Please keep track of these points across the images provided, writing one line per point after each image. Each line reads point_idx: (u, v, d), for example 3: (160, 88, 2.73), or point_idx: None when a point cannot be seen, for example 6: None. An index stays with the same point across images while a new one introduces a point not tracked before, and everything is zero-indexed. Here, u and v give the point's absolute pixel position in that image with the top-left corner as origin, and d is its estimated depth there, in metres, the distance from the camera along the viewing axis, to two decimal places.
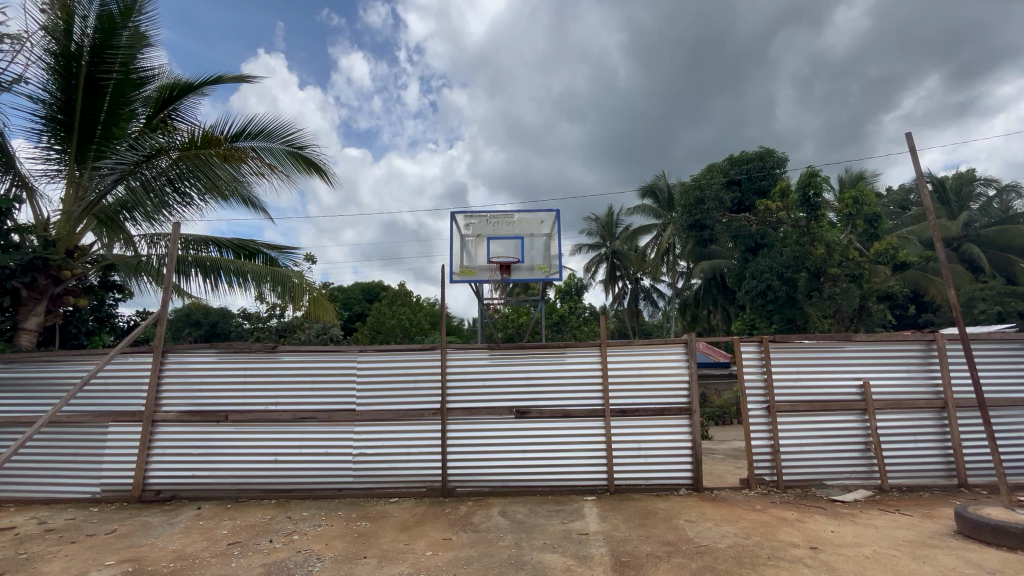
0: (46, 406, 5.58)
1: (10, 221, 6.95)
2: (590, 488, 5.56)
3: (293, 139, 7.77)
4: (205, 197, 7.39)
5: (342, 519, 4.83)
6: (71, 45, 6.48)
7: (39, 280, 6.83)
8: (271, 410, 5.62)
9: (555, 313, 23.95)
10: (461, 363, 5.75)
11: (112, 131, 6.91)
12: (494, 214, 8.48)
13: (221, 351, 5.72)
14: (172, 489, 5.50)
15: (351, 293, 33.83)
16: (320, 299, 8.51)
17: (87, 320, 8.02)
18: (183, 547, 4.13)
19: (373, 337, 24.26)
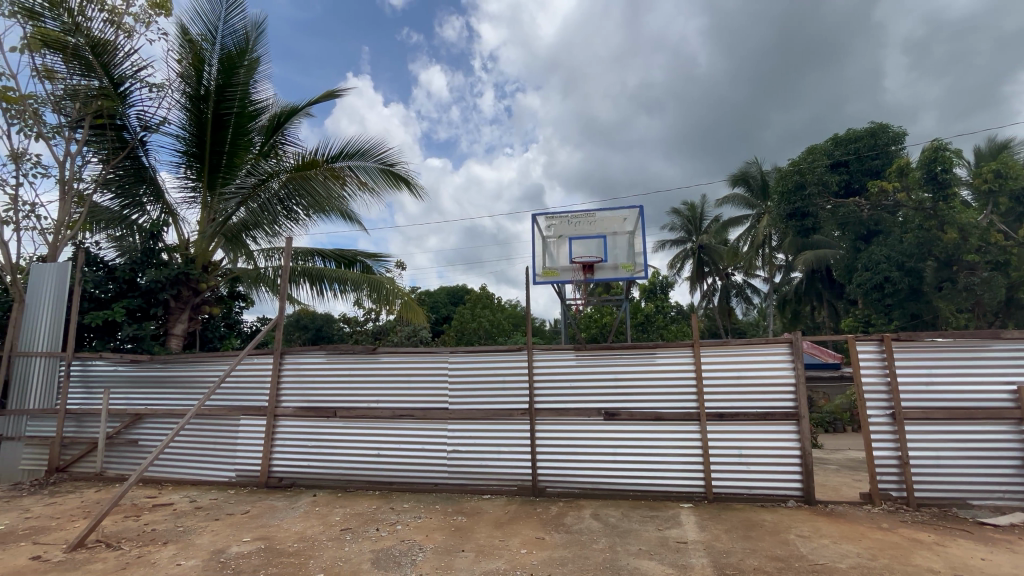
0: (192, 401, 6.47)
1: (161, 242, 8.21)
2: (686, 496, 5.32)
3: (385, 157, 8.39)
4: (312, 213, 8.22)
5: (440, 512, 5.06)
6: (201, 88, 7.47)
7: (183, 292, 8.04)
8: (373, 408, 6.05)
9: (640, 312, 23.21)
10: (548, 364, 5.78)
11: (235, 159, 7.82)
12: (576, 214, 8.41)
13: (329, 353, 6.25)
14: (292, 478, 6.11)
15: (438, 297, 35.43)
16: (412, 303, 9.02)
17: (220, 326, 9.24)
18: (304, 530, 4.57)
19: (459, 338, 25.17)
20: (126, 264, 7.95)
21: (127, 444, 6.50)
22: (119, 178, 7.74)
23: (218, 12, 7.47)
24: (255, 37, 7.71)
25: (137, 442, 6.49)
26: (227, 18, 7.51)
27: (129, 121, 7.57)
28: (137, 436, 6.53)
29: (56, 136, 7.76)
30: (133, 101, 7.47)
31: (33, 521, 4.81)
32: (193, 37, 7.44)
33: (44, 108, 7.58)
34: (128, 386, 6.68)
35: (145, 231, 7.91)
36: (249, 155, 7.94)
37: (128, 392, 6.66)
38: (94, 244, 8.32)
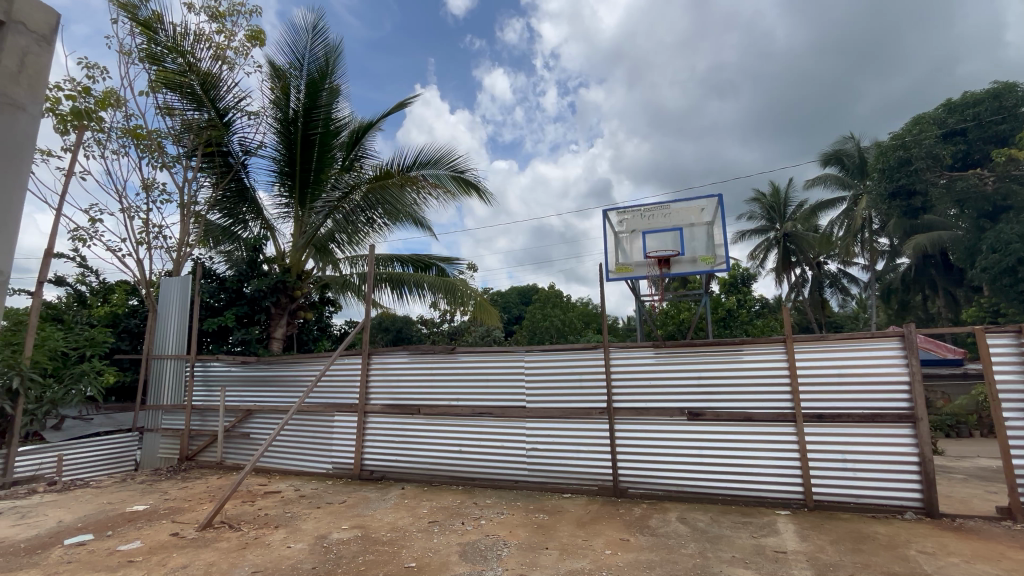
0: (293, 398, 7.08)
1: (262, 254, 9.10)
2: (782, 502, 4.95)
3: (455, 164, 8.71)
4: (390, 221, 8.80)
5: (522, 509, 5.13)
6: (290, 111, 8.15)
7: (282, 299, 8.84)
8: (454, 405, 6.26)
9: (721, 307, 21.94)
10: (627, 362, 5.64)
11: (321, 175, 8.40)
12: (648, 207, 8.12)
13: (411, 353, 6.56)
14: (382, 471, 6.48)
15: (510, 297, 35.91)
16: (485, 304, 9.25)
17: (313, 330, 10.03)
18: (395, 520, 4.83)
19: (531, 337, 25.32)
20: (235, 275, 9.00)
21: (241, 436, 7.26)
22: (227, 198, 8.62)
23: (303, 42, 8.15)
24: (335, 60, 8.28)
25: (249, 434, 7.23)
26: (311, 47, 8.17)
27: (233, 147, 8.43)
28: (249, 430, 7.27)
29: (176, 165, 8.85)
30: (236, 129, 8.33)
31: (170, 502, 5.52)
32: (283, 67, 8.15)
33: (166, 141, 8.67)
34: (240, 385, 7.44)
35: (249, 245, 8.87)
36: (333, 171, 8.55)
37: (240, 390, 7.42)
38: (208, 258, 9.37)
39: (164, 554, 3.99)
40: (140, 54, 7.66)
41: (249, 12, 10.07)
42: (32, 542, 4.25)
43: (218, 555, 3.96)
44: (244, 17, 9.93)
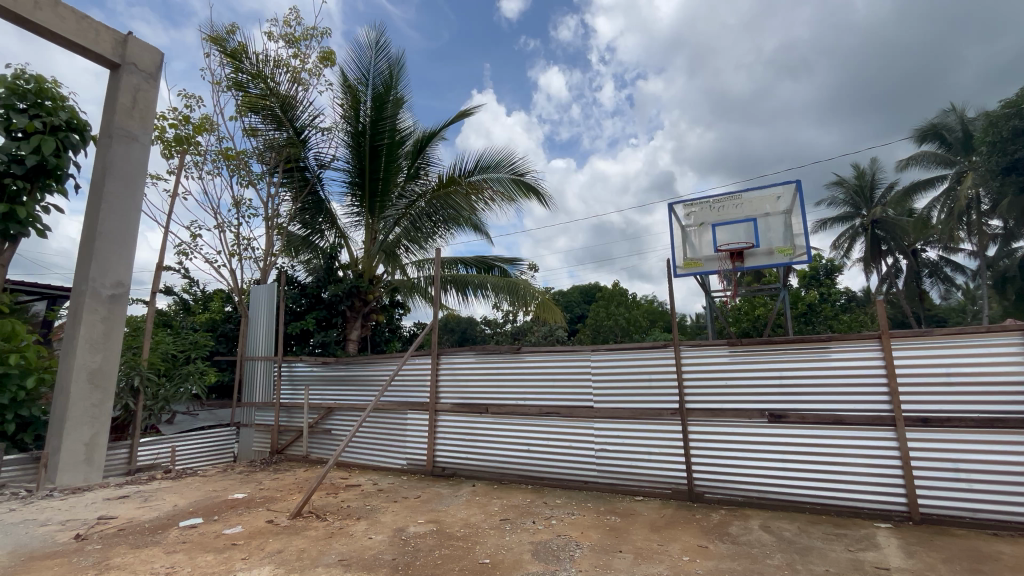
0: (368, 397, 7.46)
1: (338, 262, 9.71)
2: (882, 514, 4.52)
3: (515, 166, 8.81)
4: (452, 226, 9.09)
5: (593, 510, 5.06)
6: (359, 125, 8.57)
7: (356, 303, 9.37)
8: (521, 405, 6.31)
9: (801, 301, 20.34)
10: (700, 361, 5.41)
11: (389, 185, 8.78)
12: (718, 198, 7.71)
13: (478, 353, 6.69)
14: (453, 468, 6.65)
15: (572, 297, 35.58)
16: (548, 303, 9.27)
17: (385, 331, 10.55)
18: (468, 517, 4.94)
19: (594, 336, 24.94)
20: (315, 281, 9.71)
21: (323, 432, 7.77)
22: (305, 210, 9.22)
23: (369, 58, 8.58)
24: (398, 73, 8.64)
25: (331, 430, 7.70)
26: (375, 62, 8.58)
27: (309, 162, 9.04)
28: (330, 426, 7.76)
29: (260, 181, 9.63)
30: (311, 145, 8.93)
31: (265, 491, 6.01)
32: (351, 83, 8.60)
33: (251, 160, 9.46)
34: (321, 384, 7.95)
35: (326, 253, 9.55)
36: (399, 180, 8.94)
37: (321, 388, 7.93)
38: (290, 266, 10.13)
39: (262, 539, 4.34)
40: (228, 82, 8.41)
41: (320, 35, 10.75)
42: (154, 523, 4.79)
43: (308, 543, 4.25)
44: (315, 40, 10.63)
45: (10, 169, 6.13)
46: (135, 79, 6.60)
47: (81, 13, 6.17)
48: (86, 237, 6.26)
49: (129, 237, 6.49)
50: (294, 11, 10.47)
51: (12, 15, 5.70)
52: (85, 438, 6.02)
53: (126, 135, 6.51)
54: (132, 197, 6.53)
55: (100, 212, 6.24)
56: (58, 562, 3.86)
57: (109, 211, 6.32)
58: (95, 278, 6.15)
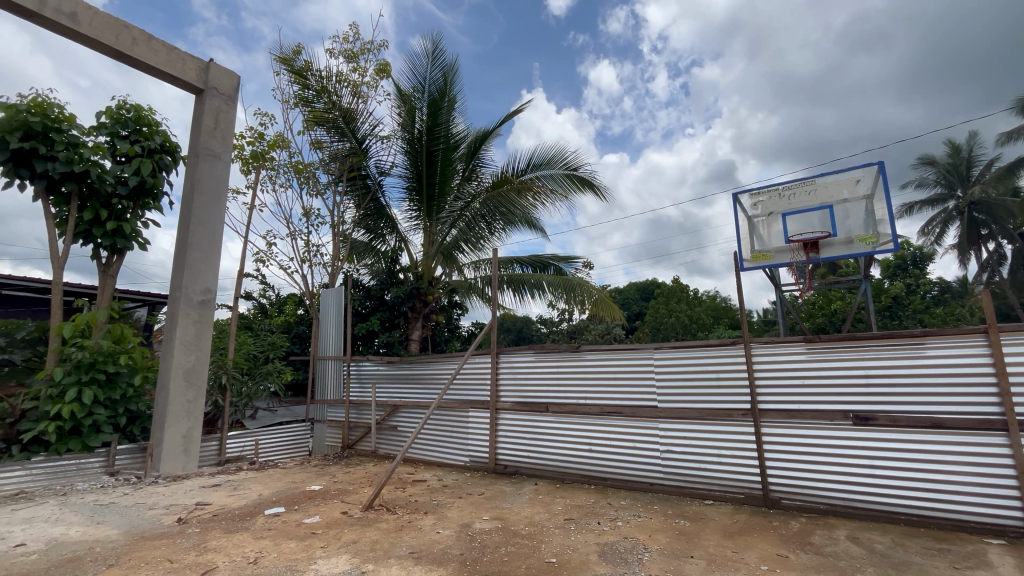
0: (431, 395, 7.67)
1: (399, 265, 10.08)
2: (994, 530, 4.04)
3: (569, 163, 8.76)
4: (508, 226, 9.20)
5: (660, 514, 4.90)
6: (416, 131, 8.84)
7: (417, 304, 9.71)
8: (582, 404, 6.24)
9: (884, 293, 18.91)
10: (773, 358, 5.09)
11: (445, 189, 8.99)
12: (788, 186, 7.23)
13: (537, 352, 6.69)
14: (515, 466, 6.69)
15: (629, 294, 34.79)
16: (605, 301, 9.08)
17: (444, 331, 10.82)
18: (532, 515, 4.95)
19: (654, 334, 24.22)
20: (378, 284, 10.09)
21: (389, 429, 8.08)
22: (368, 216, 9.70)
23: (423, 66, 8.82)
24: (452, 78, 8.80)
25: (397, 427, 7.99)
26: (429, 69, 8.80)
27: (371, 170, 9.45)
28: (395, 423, 8.07)
29: (327, 191, 10.17)
30: (372, 154, 9.31)
31: (339, 484, 6.34)
32: (408, 92, 8.89)
33: (318, 171, 10.02)
34: (387, 383, 8.27)
35: (388, 257, 9.91)
36: (454, 183, 9.10)
37: (387, 387, 8.25)
38: (355, 270, 10.62)
39: (338, 529, 4.58)
40: (296, 99, 8.91)
41: (377, 48, 11.19)
42: (243, 510, 5.19)
43: (380, 535, 4.43)
44: (373, 53, 11.08)
45: (116, 190, 6.87)
46: (217, 102, 7.18)
47: (170, 45, 6.79)
48: (179, 249, 6.89)
49: (215, 247, 7.07)
50: (353, 27, 10.97)
51: (114, 52, 6.38)
52: (183, 431, 6.63)
53: (210, 154, 7.09)
54: (217, 210, 7.11)
55: (190, 225, 6.84)
56: (165, 543, 4.27)
57: (198, 224, 6.91)
58: (188, 285, 6.76)
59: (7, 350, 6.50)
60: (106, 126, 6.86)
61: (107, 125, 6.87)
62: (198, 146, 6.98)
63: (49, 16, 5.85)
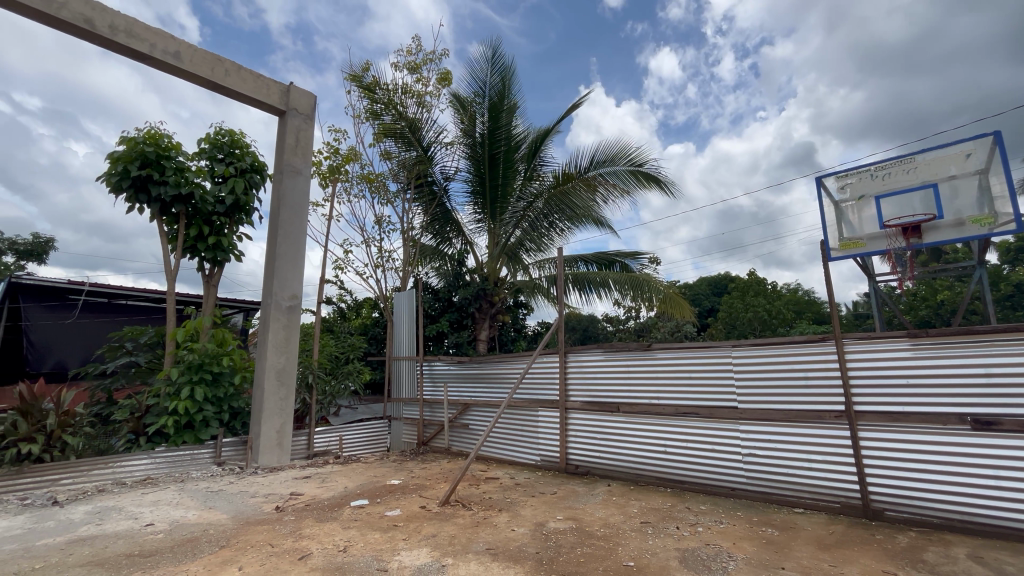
0: (501, 394, 7.79)
1: (465, 266, 10.35)
2: None
3: (633, 156, 8.55)
4: (571, 224, 9.14)
5: (744, 521, 4.64)
6: (477, 135, 9.01)
7: (484, 305, 9.92)
8: (654, 404, 6.05)
9: (1004, 280, 16.72)
10: (871, 356, 4.64)
11: (508, 190, 9.09)
12: (881, 165, 6.53)
13: (606, 351, 6.58)
14: (587, 466, 6.62)
15: (700, 289, 33.19)
16: (674, 298, 8.79)
17: (511, 331, 10.95)
18: (607, 517, 4.87)
19: (729, 331, 22.98)
20: (446, 286, 10.40)
21: (461, 427, 8.31)
22: (435, 221, 10.04)
23: (483, 71, 8.95)
24: (511, 81, 8.88)
25: (469, 425, 8.19)
26: (488, 73, 8.92)
27: (436, 176, 9.76)
28: (467, 421, 8.28)
29: (396, 199, 10.65)
30: (437, 161, 9.62)
31: (416, 479, 6.61)
32: (468, 98, 9.07)
33: (388, 180, 10.51)
34: (458, 382, 8.51)
35: (455, 259, 10.28)
36: (517, 184, 9.17)
37: (458, 386, 8.49)
38: (424, 273, 11.03)
39: (418, 523, 4.77)
40: (366, 114, 9.40)
41: (438, 57, 11.55)
42: (332, 501, 5.56)
43: (458, 530, 4.56)
44: (434, 63, 11.44)
45: (215, 208, 7.63)
46: (297, 122, 7.76)
47: (256, 73, 7.43)
48: (268, 259, 7.51)
49: (299, 257, 7.64)
50: (415, 40, 11.40)
51: (210, 84, 7.08)
52: (277, 426, 7.22)
53: (293, 170, 7.67)
54: (300, 222, 7.67)
55: (278, 236, 7.44)
56: (265, 528, 4.68)
57: (284, 236, 7.50)
58: (277, 292, 7.36)
59: (134, 353, 7.42)
60: (206, 151, 7.64)
61: (207, 150, 7.64)
62: (282, 163, 7.57)
63: (157, 57, 6.60)
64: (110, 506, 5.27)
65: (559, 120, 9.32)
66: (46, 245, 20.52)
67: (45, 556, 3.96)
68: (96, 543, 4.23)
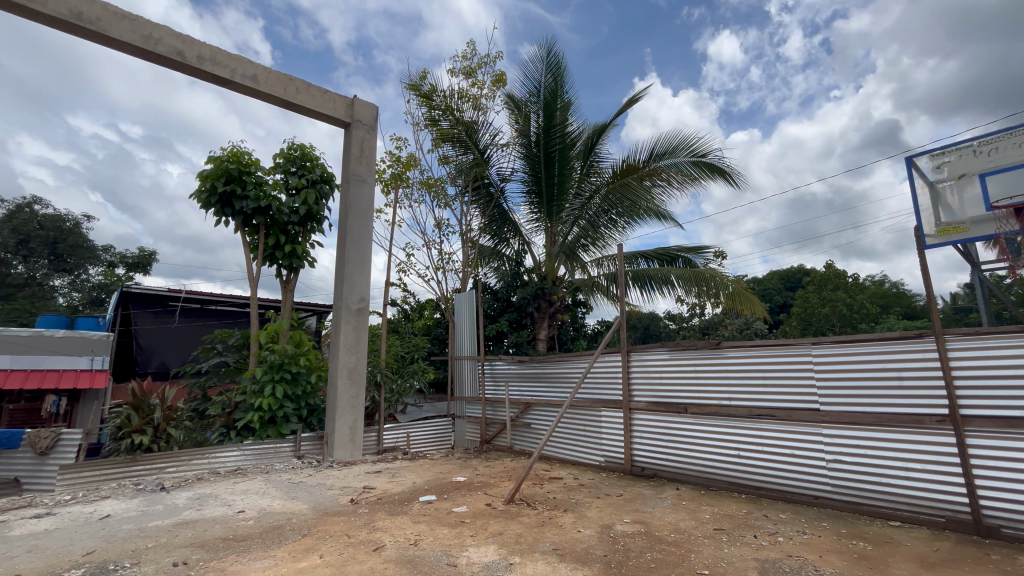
0: (562, 394, 7.74)
1: (523, 266, 10.38)
2: None
3: (695, 146, 8.19)
4: (630, 219, 8.94)
5: (831, 532, 4.30)
6: (532, 135, 9.00)
7: (543, 304, 9.92)
8: (726, 405, 5.75)
9: None
10: (980, 354, 4.14)
11: (565, 187, 9.01)
12: (983, 141, 5.80)
13: (671, 350, 6.35)
14: (653, 469, 6.42)
15: (771, 283, 31.25)
16: (744, 293, 8.32)
17: (570, 330, 10.86)
18: (677, 521, 4.69)
19: (804, 328, 21.48)
20: (504, 286, 10.49)
21: (524, 426, 8.34)
22: (493, 222, 10.16)
23: (537, 70, 8.93)
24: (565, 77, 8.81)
25: (531, 425, 8.21)
26: (542, 72, 8.89)
27: (493, 178, 9.85)
28: (529, 421, 8.31)
29: (455, 202, 10.89)
30: (493, 162, 9.71)
31: (481, 477, 6.71)
32: (522, 98, 9.09)
33: (446, 185, 10.76)
34: (519, 381, 8.57)
35: (512, 259, 10.33)
36: (573, 181, 9.07)
37: (519, 385, 8.54)
38: (483, 274, 11.18)
39: (485, 520, 4.84)
40: (424, 121, 9.67)
41: (492, 60, 11.68)
42: (402, 496, 5.78)
43: (524, 529, 4.57)
44: (489, 66, 11.58)
45: (290, 218, 8.17)
46: (361, 132, 8.15)
47: (324, 89, 7.88)
48: (339, 264, 7.93)
49: (366, 262, 8.00)
50: (470, 45, 11.60)
51: (284, 102, 7.60)
52: (349, 422, 7.61)
53: (359, 179, 8.06)
54: (366, 228, 8.04)
55: (347, 242, 7.84)
56: (342, 519, 4.94)
57: (352, 242, 7.90)
58: (347, 296, 7.74)
59: (224, 353, 8.10)
60: (281, 165, 8.20)
61: (282, 164, 8.20)
62: (349, 172, 7.97)
63: (238, 81, 7.16)
64: (208, 493, 5.80)
65: (615, 115, 9.13)
66: (149, 257, 22.87)
67: (155, 537, 4.42)
68: (197, 527, 4.66)
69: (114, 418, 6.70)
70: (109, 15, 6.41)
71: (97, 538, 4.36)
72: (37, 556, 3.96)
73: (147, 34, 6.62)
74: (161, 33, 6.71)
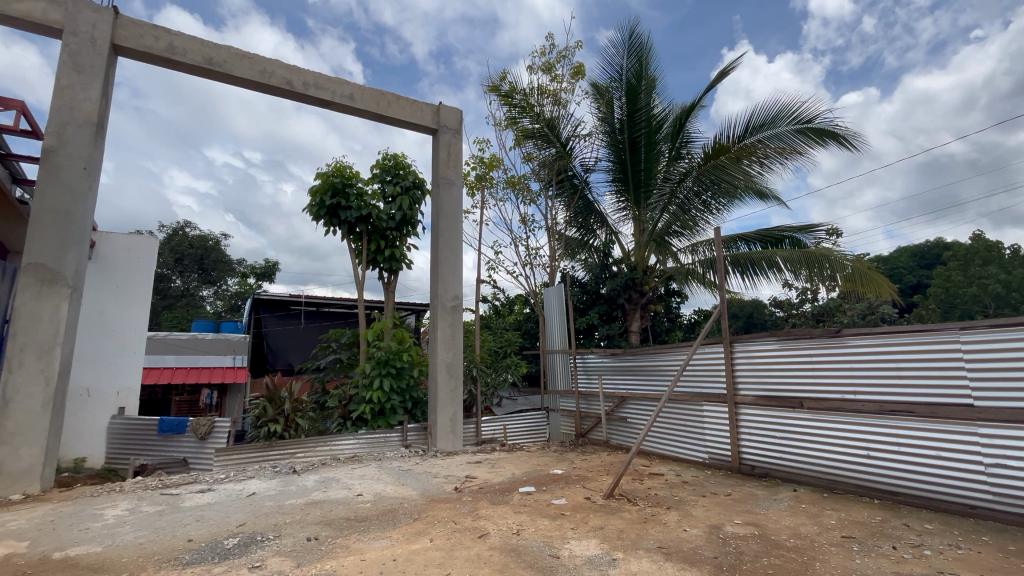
0: (659, 387, 7.47)
1: (612, 257, 10.12)
2: None
3: (800, 114, 7.42)
4: (726, 200, 8.34)
5: (995, 548, 3.67)
6: (616, 122, 8.73)
7: (634, 295, 9.62)
8: (850, 400, 5.16)
9: None
10: None
11: (652, 172, 8.63)
12: None
13: (782, 339, 5.85)
14: (765, 468, 5.95)
15: (900, 261, 27.43)
16: (867, 274, 7.33)
17: (664, 321, 10.45)
18: (797, 526, 4.30)
19: (945, 311, 18.59)
20: (592, 278, 10.36)
21: (619, 420, 8.19)
22: (578, 214, 10.02)
23: (618, 54, 8.65)
24: (649, 58, 8.44)
25: (627, 419, 8.02)
26: (623, 56, 8.59)
27: (577, 169, 9.72)
28: (624, 415, 8.13)
29: (539, 197, 10.95)
30: (577, 154, 9.58)
31: (578, 470, 6.70)
32: (604, 85, 8.85)
33: (530, 181, 10.84)
34: (613, 374, 8.42)
35: (600, 250, 10.11)
36: (662, 165, 8.65)
37: (614, 378, 8.39)
38: (570, 267, 11.11)
39: (585, 514, 4.83)
40: (506, 121, 9.82)
41: (570, 52, 11.56)
42: (502, 486, 5.97)
43: (626, 524, 4.49)
44: (567, 58, 11.46)
45: (388, 224, 8.75)
46: (448, 137, 8.48)
47: (412, 99, 8.33)
48: (433, 265, 8.35)
49: (457, 261, 8.33)
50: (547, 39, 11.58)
51: (377, 116, 8.15)
52: (449, 414, 8.00)
53: (447, 182, 8.40)
54: (456, 228, 8.36)
55: (439, 244, 8.23)
56: (448, 506, 5.22)
57: (444, 243, 8.26)
58: (441, 295, 8.12)
59: (337, 351, 8.91)
60: (378, 175, 8.80)
61: (378, 174, 8.79)
62: (437, 177, 8.32)
63: (337, 101, 7.80)
64: (331, 477, 6.44)
65: (704, 92, 8.57)
66: (273, 267, 25.91)
67: (292, 513, 5.01)
68: (325, 507, 5.21)
69: (254, 409, 7.68)
70: (232, 56, 7.31)
71: (246, 512, 5.04)
72: (203, 524, 4.67)
73: (263, 69, 7.46)
74: (273, 66, 7.52)
